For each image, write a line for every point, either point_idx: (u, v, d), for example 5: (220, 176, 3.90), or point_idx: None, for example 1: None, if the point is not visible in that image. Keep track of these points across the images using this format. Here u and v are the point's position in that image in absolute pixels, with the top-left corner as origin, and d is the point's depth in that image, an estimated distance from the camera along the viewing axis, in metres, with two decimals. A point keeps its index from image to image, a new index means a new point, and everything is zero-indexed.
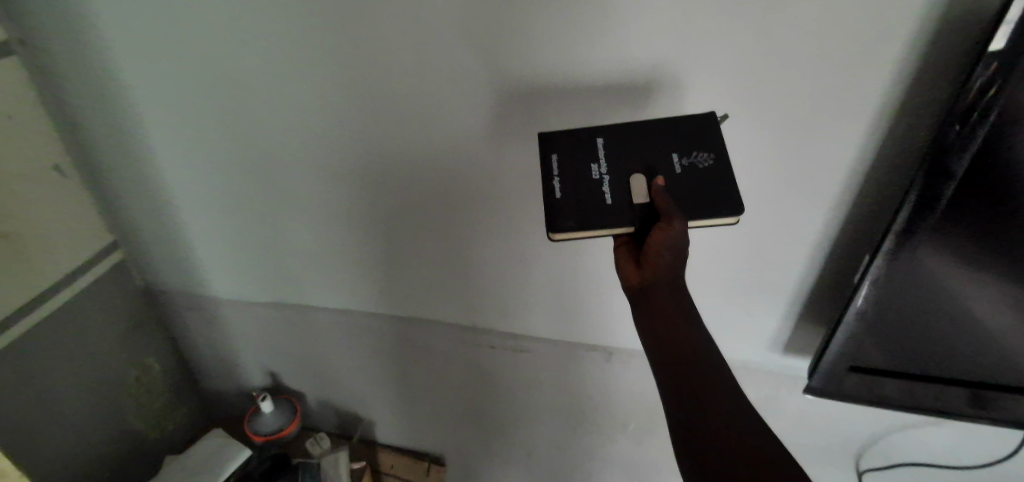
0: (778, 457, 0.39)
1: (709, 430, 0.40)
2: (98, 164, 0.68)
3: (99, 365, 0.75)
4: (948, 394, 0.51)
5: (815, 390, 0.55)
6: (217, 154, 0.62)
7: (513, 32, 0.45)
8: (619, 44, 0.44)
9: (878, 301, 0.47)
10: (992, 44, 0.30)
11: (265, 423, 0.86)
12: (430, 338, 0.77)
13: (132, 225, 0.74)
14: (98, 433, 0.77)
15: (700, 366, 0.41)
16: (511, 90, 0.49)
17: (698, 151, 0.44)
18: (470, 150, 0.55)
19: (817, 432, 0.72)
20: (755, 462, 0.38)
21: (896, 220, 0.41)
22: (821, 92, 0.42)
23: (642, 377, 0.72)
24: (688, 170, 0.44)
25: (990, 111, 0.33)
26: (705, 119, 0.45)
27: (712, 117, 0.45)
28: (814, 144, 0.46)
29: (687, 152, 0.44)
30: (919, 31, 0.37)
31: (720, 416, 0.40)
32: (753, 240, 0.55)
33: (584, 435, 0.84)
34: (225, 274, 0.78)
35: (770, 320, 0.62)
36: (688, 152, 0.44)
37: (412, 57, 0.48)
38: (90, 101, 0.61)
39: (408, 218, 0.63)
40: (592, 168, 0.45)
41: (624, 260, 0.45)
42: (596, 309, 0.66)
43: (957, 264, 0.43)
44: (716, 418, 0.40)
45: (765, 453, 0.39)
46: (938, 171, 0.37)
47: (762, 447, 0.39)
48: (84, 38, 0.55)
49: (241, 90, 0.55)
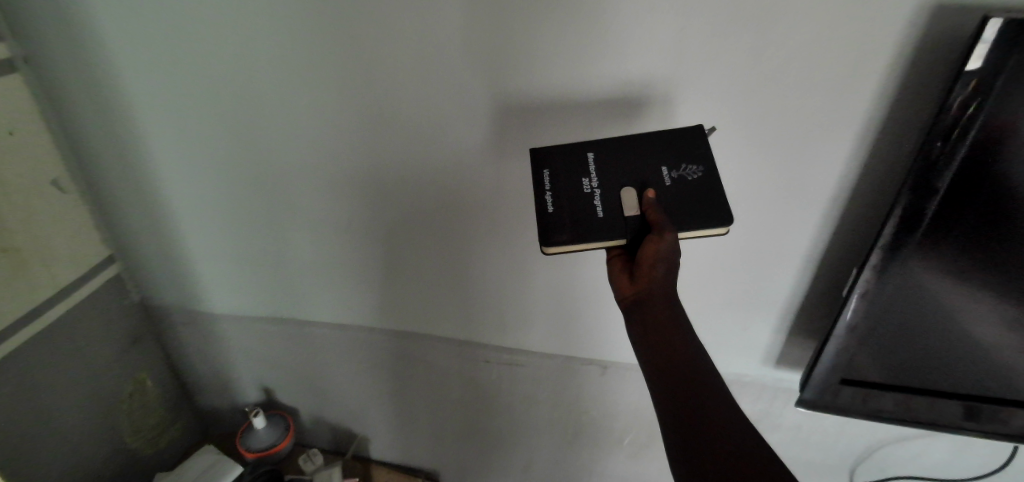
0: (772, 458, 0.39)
1: (708, 431, 0.39)
2: (97, 178, 0.68)
3: (93, 378, 0.74)
4: (943, 408, 0.51)
5: (807, 403, 0.55)
6: (215, 169, 0.63)
7: (508, 45, 0.45)
8: (610, 62, 0.45)
9: (868, 314, 0.47)
10: (970, 63, 0.33)
11: (258, 439, 0.86)
12: (426, 351, 0.77)
13: (131, 239, 0.74)
14: (91, 447, 0.76)
15: (697, 366, 0.40)
16: (503, 105, 0.50)
17: (686, 164, 0.44)
18: (461, 164, 0.55)
19: (813, 446, 0.72)
20: (755, 463, 0.38)
21: (883, 233, 0.41)
22: (809, 105, 0.43)
23: (636, 390, 0.72)
24: (677, 183, 0.43)
25: (969, 128, 0.35)
26: (694, 132, 0.45)
27: (700, 130, 0.45)
28: (804, 157, 0.46)
29: (676, 165, 0.44)
30: (903, 47, 0.38)
31: (720, 418, 0.39)
32: (746, 253, 0.55)
33: (578, 449, 0.84)
34: (221, 288, 0.78)
35: (765, 333, 0.62)
36: (677, 165, 0.44)
37: (407, 74, 0.49)
38: (89, 113, 0.62)
39: (401, 233, 0.64)
40: (582, 182, 0.45)
41: (618, 272, 0.44)
42: (590, 322, 0.66)
43: (944, 278, 0.43)
44: (715, 419, 0.39)
45: (762, 454, 0.39)
46: (922, 185, 0.38)
47: (759, 448, 0.39)
48: (87, 54, 0.56)
49: (240, 106, 0.55)
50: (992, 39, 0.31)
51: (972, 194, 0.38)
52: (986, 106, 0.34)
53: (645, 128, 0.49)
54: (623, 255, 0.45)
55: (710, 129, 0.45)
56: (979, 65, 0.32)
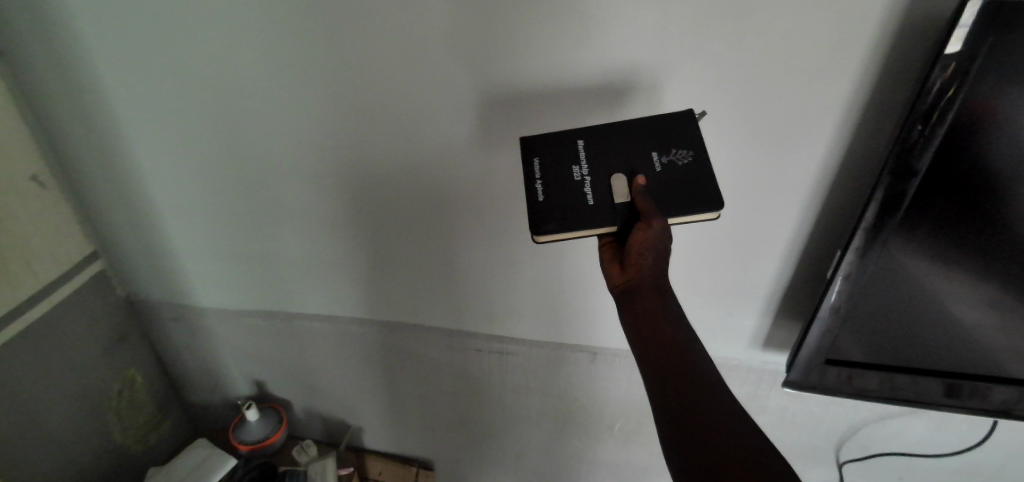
0: (761, 448, 0.38)
1: (700, 421, 0.39)
2: (77, 174, 0.67)
3: (80, 375, 0.74)
4: (926, 385, 0.52)
5: (793, 384, 0.56)
6: (197, 163, 0.62)
7: (490, 31, 0.44)
8: (594, 48, 0.44)
9: (850, 295, 0.47)
10: (949, 47, 0.33)
11: (250, 432, 0.86)
12: (416, 342, 0.77)
13: (114, 234, 0.73)
14: (81, 444, 0.76)
15: (688, 357, 0.41)
16: (489, 95, 0.49)
17: (676, 149, 0.44)
18: (447, 155, 0.55)
19: (800, 427, 0.73)
20: (746, 460, 0.37)
21: (864, 217, 0.42)
22: (797, 89, 0.43)
23: (625, 376, 0.73)
24: (667, 168, 0.43)
25: (948, 111, 0.35)
26: (684, 117, 0.45)
27: (690, 114, 0.45)
28: (792, 141, 0.46)
29: (666, 150, 0.44)
30: (884, 30, 0.38)
31: (712, 409, 0.39)
32: (736, 238, 0.55)
33: (570, 435, 0.85)
34: (209, 283, 0.77)
35: (754, 316, 0.62)
36: (667, 151, 0.44)
37: (390, 64, 0.48)
38: (67, 108, 0.60)
39: (388, 224, 0.63)
40: (573, 170, 0.45)
41: (608, 260, 0.44)
42: (578, 310, 0.66)
43: (923, 258, 0.44)
44: (706, 409, 0.39)
45: (750, 443, 0.38)
46: (903, 169, 0.38)
47: (753, 443, 0.39)
48: (61, 47, 0.55)
49: (220, 98, 0.55)
50: (971, 23, 0.31)
51: (946, 176, 0.39)
52: (964, 89, 0.34)
53: (631, 115, 0.49)
54: (614, 242, 0.45)
55: (700, 113, 0.45)
56: (958, 49, 0.32)
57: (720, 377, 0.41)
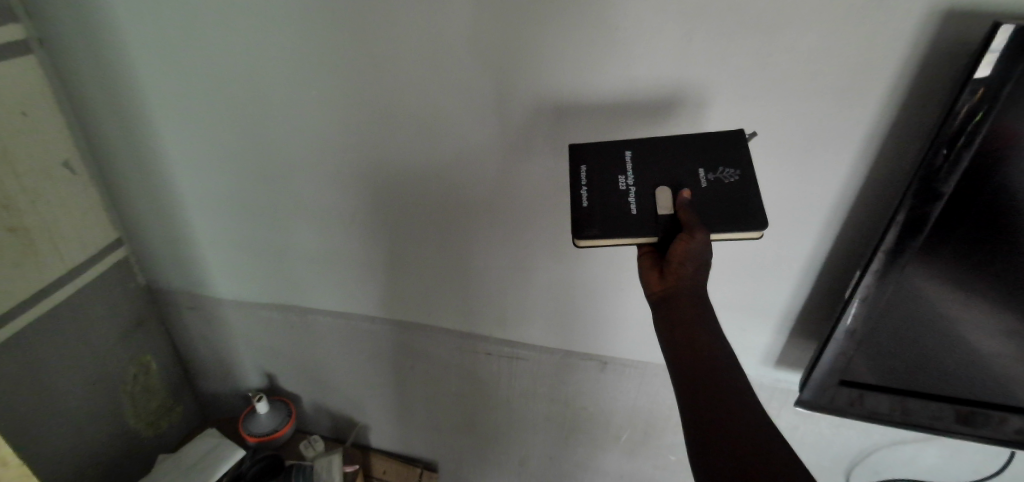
0: (785, 460, 0.37)
1: (724, 427, 0.39)
2: (107, 161, 0.69)
3: (99, 358, 0.75)
4: (939, 411, 0.51)
5: (805, 403, 0.55)
6: (224, 157, 0.63)
7: (522, 44, 0.46)
8: (625, 63, 0.45)
9: (867, 316, 0.47)
10: (979, 71, 0.33)
11: (260, 424, 0.87)
12: (428, 342, 0.77)
13: (138, 222, 0.75)
14: (95, 427, 0.77)
15: (721, 365, 0.40)
16: (516, 104, 0.50)
17: (723, 168, 0.44)
18: (471, 162, 0.55)
19: (810, 447, 0.72)
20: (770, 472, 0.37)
21: (885, 239, 0.42)
22: (845, 111, 0.43)
23: (634, 388, 0.72)
24: (712, 184, 0.43)
25: (975, 135, 0.35)
26: (734, 136, 0.45)
27: (742, 136, 0.45)
28: (834, 163, 0.46)
29: (712, 168, 0.44)
30: (914, 56, 0.38)
31: (739, 415, 0.39)
32: (768, 254, 0.54)
33: (577, 443, 0.84)
34: (227, 275, 0.78)
35: (773, 335, 0.62)
36: (714, 168, 0.44)
37: (422, 69, 0.49)
38: (101, 98, 0.62)
39: (408, 224, 0.64)
40: (618, 180, 0.45)
41: (646, 268, 0.43)
42: (592, 318, 0.66)
43: (942, 283, 0.43)
44: (736, 418, 0.39)
45: (775, 454, 0.38)
46: (929, 192, 0.39)
47: (782, 457, 0.38)
48: (100, 37, 0.56)
49: (252, 95, 0.56)
50: (1002, 48, 0.32)
51: (969, 203, 0.39)
52: (992, 115, 0.34)
53: (657, 132, 0.49)
54: (653, 251, 0.44)
55: (751, 134, 0.45)
56: (988, 73, 0.33)
57: (750, 387, 0.40)
